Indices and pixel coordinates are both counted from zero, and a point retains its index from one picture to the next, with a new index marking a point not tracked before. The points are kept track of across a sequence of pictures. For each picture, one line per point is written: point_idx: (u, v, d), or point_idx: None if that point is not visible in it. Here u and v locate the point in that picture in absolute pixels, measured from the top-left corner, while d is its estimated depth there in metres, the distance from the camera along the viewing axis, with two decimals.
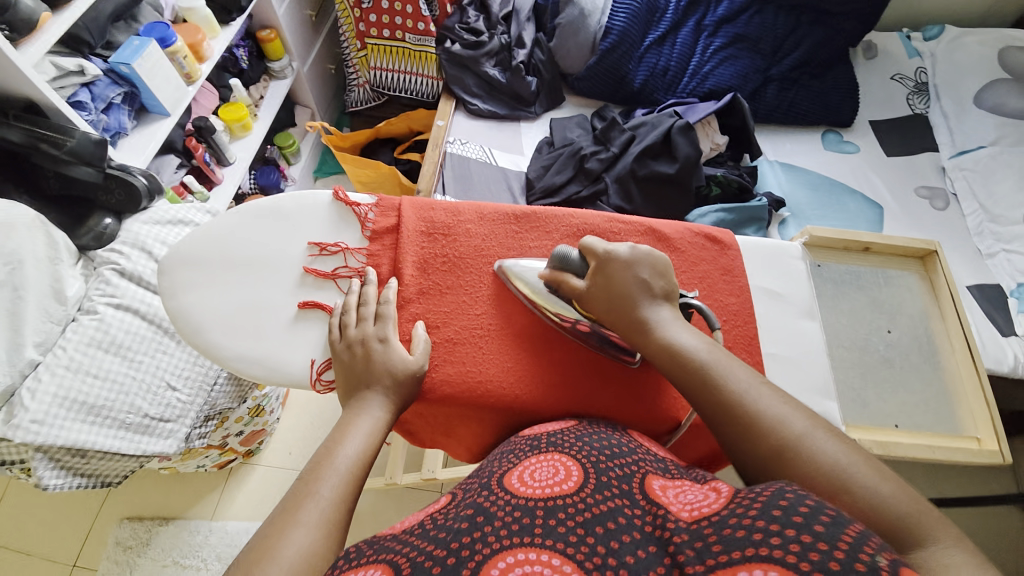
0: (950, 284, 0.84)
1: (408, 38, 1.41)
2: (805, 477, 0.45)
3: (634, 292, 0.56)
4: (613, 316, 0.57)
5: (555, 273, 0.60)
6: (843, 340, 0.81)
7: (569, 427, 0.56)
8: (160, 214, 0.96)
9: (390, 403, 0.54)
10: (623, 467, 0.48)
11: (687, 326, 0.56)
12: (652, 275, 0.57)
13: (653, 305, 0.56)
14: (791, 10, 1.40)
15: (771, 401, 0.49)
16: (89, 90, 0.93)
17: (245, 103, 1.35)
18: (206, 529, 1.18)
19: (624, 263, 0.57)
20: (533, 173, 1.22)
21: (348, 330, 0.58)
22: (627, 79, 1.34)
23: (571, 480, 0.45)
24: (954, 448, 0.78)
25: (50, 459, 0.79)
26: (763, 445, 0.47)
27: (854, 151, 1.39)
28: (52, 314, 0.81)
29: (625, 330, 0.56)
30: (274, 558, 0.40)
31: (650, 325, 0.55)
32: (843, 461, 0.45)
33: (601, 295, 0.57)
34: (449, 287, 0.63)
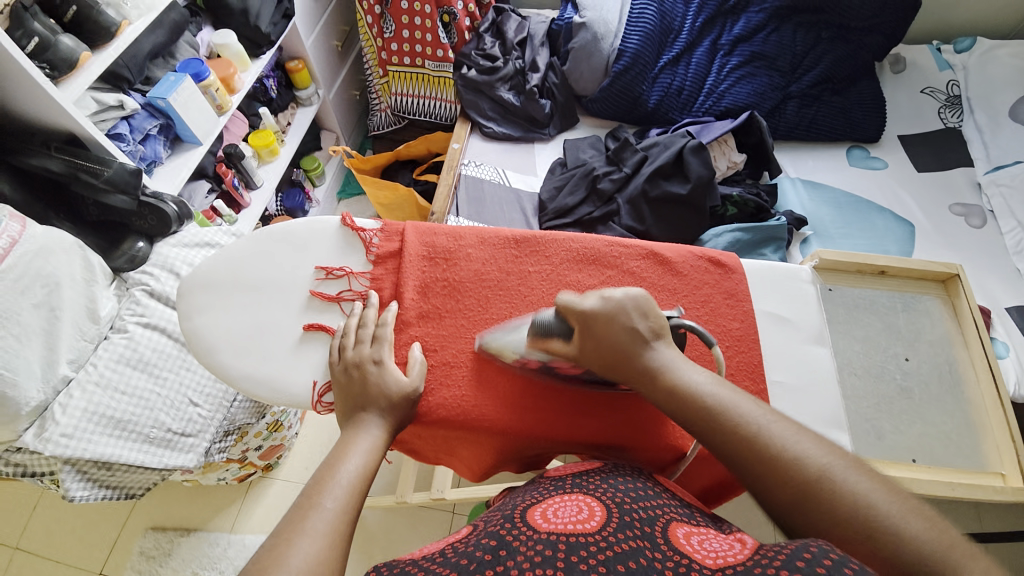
0: (974, 310, 0.80)
1: (427, 65, 1.46)
2: (836, 517, 0.43)
3: (624, 340, 0.54)
4: (607, 365, 0.55)
5: (539, 342, 0.58)
6: (856, 368, 0.78)
7: (593, 470, 0.55)
8: (188, 237, 1.02)
9: (387, 423, 0.55)
10: (647, 510, 0.46)
11: (687, 364, 0.55)
12: (637, 318, 0.55)
13: (648, 348, 0.55)
14: (811, 26, 1.38)
15: (791, 436, 0.48)
16: (127, 122, 1.00)
17: (273, 130, 1.43)
18: (224, 542, 1.21)
19: (608, 319, 0.55)
20: (545, 194, 1.22)
21: (346, 352, 0.59)
22: (641, 100, 1.34)
23: (594, 519, 0.43)
24: (989, 486, 0.73)
25: (78, 471, 0.83)
26: (787, 487, 0.46)
27: (881, 168, 1.34)
28: (85, 333, 0.87)
29: (621, 374, 0.55)
30: (282, 565, 0.41)
31: (647, 368, 0.54)
32: (876, 499, 0.43)
33: (590, 350, 0.55)
34: (447, 311, 0.64)
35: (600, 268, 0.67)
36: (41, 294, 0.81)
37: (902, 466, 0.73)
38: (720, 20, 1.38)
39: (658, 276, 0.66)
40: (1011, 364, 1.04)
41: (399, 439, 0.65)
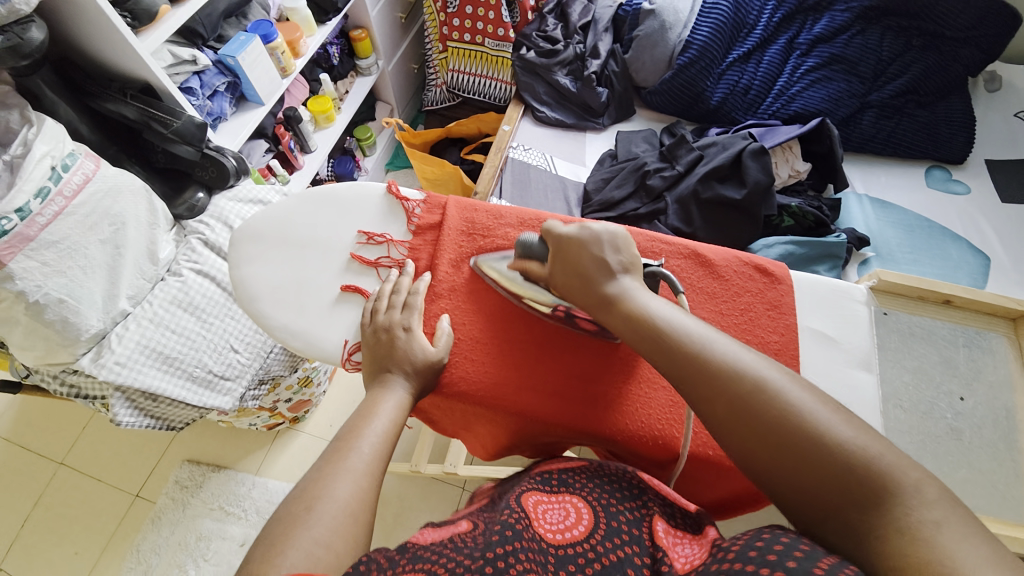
0: None
1: (487, 43, 1.45)
2: (769, 422, 0.43)
3: (590, 267, 0.56)
4: (572, 288, 0.57)
5: (519, 260, 0.62)
6: (903, 401, 0.72)
7: (579, 465, 0.55)
8: (243, 193, 1.07)
9: (411, 387, 0.56)
10: (632, 510, 0.47)
11: (651, 294, 0.54)
12: (607, 251, 0.56)
13: (612, 278, 0.55)
14: (901, 32, 1.27)
15: (736, 349, 0.48)
16: (198, 78, 1.05)
17: (331, 96, 1.47)
18: (250, 482, 1.29)
19: (579, 244, 0.57)
20: (591, 185, 1.20)
21: (377, 315, 0.61)
22: (703, 96, 1.28)
23: (581, 525, 0.44)
24: None
25: (126, 399, 0.90)
26: (720, 405, 0.46)
27: (962, 193, 1.23)
28: (144, 272, 0.94)
29: (582, 300, 0.56)
30: (325, 498, 0.43)
31: (607, 297, 0.54)
32: (814, 407, 0.43)
33: (558, 274, 0.58)
34: (479, 288, 0.65)
35: None
36: (108, 231, 0.87)
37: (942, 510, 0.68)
38: (800, 18, 1.29)
39: (699, 278, 0.64)
40: None
41: (419, 407, 0.67)
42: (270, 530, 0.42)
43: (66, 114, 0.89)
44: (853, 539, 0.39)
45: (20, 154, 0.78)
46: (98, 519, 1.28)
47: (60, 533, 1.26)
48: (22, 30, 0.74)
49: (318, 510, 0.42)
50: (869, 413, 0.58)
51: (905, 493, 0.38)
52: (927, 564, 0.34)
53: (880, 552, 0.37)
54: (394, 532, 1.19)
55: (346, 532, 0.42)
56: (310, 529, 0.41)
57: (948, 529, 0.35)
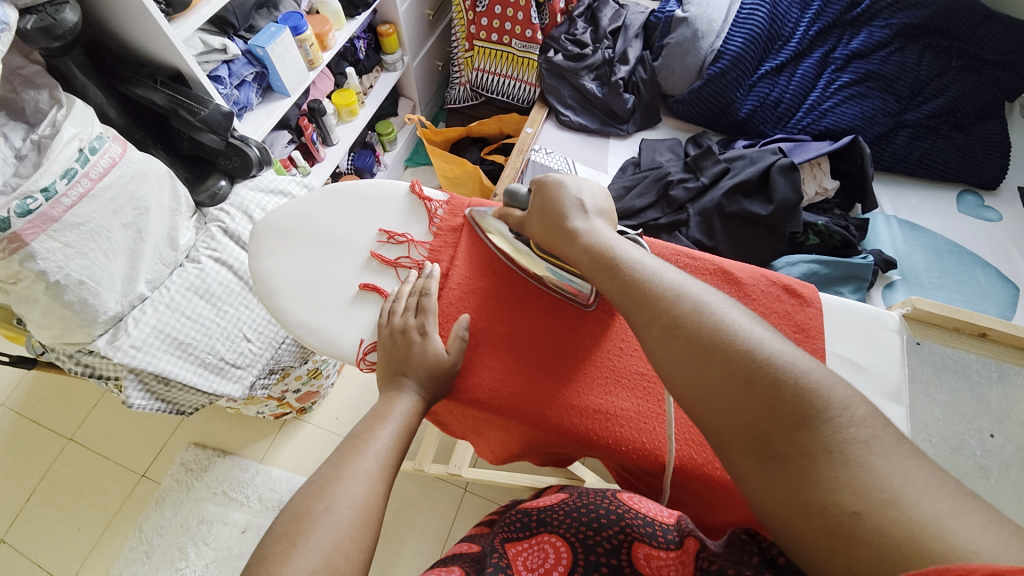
0: None
1: (514, 44, 1.44)
2: (708, 346, 0.43)
3: (559, 206, 0.59)
4: (545, 229, 0.59)
5: (504, 209, 0.64)
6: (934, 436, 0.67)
7: (561, 500, 0.56)
8: (265, 183, 1.07)
9: (422, 392, 0.55)
10: (610, 538, 0.49)
11: (617, 236, 0.56)
12: (575, 198, 0.59)
13: (578, 219, 0.58)
14: (940, 52, 1.23)
15: (676, 278, 0.49)
16: (227, 67, 1.05)
17: (356, 90, 1.47)
18: (254, 470, 1.29)
19: (558, 185, 0.60)
20: (613, 193, 1.18)
21: (394, 317, 0.60)
22: (732, 107, 1.26)
23: (562, 566, 0.47)
24: None
25: (139, 382, 0.91)
26: (657, 328, 0.47)
27: (995, 220, 1.19)
28: (164, 258, 0.94)
29: (551, 238, 0.58)
30: (335, 500, 0.43)
31: (575, 234, 0.56)
32: (746, 328, 0.44)
33: (535, 214, 0.61)
34: (494, 293, 0.63)
35: None
36: (131, 216, 0.88)
37: None
38: (837, 32, 1.26)
39: (725, 295, 0.62)
40: None
41: (431, 409, 0.66)
42: (277, 529, 0.41)
43: (95, 97, 0.90)
44: (782, 461, 0.38)
45: (49, 134, 0.80)
46: (103, 496, 1.29)
47: (65, 508, 1.28)
48: (56, 11, 0.75)
49: (326, 513, 0.42)
50: None
51: (831, 409, 0.38)
52: (859, 488, 0.34)
53: (812, 477, 0.36)
54: (394, 530, 1.18)
55: (356, 536, 0.42)
56: (319, 534, 0.40)
57: (878, 448, 0.36)
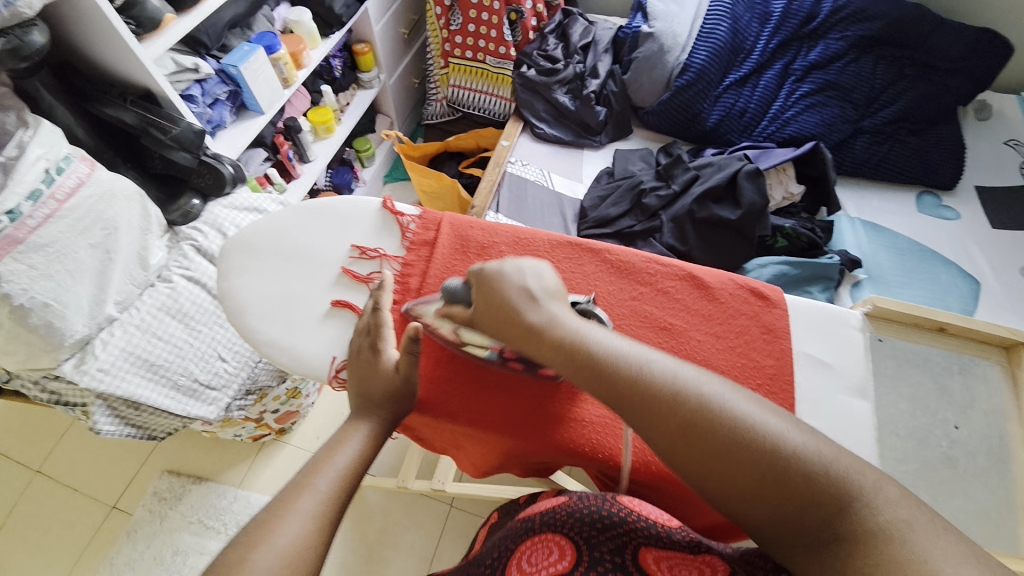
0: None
1: (489, 61, 1.48)
2: (725, 444, 0.43)
3: (513, 298, 0.53)
4: (500, 325, 0.53)
5: (444, 307, 0.58)
6: None
7: (562, 502, 0.54)
8: (239, 201, 1.06)
9: (374, 414, 0.54)
10: (613, 538, 0.48)
11: (582, 320, 0.53)
12: (527, 280, 0.55)
13: (536, 308, 0.53)
14: (893, 61, 1.30)
15: (673, 365, 0.48)
16: (200, 86, 1.05)
17: (332, 108, 1.48)
18: (231, 496, 1.26)
19: (500, 275, 0.55)
20: (588, 203, 1.21)
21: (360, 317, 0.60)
22: (699, 117, 1.30)
23: (564, 561, 0.46)
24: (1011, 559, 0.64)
25: (107, 407, 0.88)
26: (672, 428, 0.44)
27: (953, 219, 1.25)
28: (134, 278, 0.93)
29: (509, 333, 0.53)
30: (268, 544, 0.41)
31: (537, 328, 0.51)
32: (757, 418, 0.44)
33: (482, 308, 0.55)
34: None
35: (633, 284, 0.63)
36: (99, 235, 0.87)
37: None
38: (796, 45, 1.33)
39: (693, 300, 0.62)
40: None
41: (407, 425, 0.66)
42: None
43: (63, 117, 0.89)
44: (829, 547, 0.38)
45: (15, 156, 0.78)
46: (71, 531, 1.23)
47: (30, 545, 1.22)
48: (24, 33, 0.75)
49: (258, 558, 0.40)
50: (864, 443, 0.56)
51: (864, 493, 0.39)
52: (903, 563, 0.34)
53: (852, 556, 0.37)
54: (379, 550, 1.16)
55: None
56: None
57: (918, 525, 0.37)
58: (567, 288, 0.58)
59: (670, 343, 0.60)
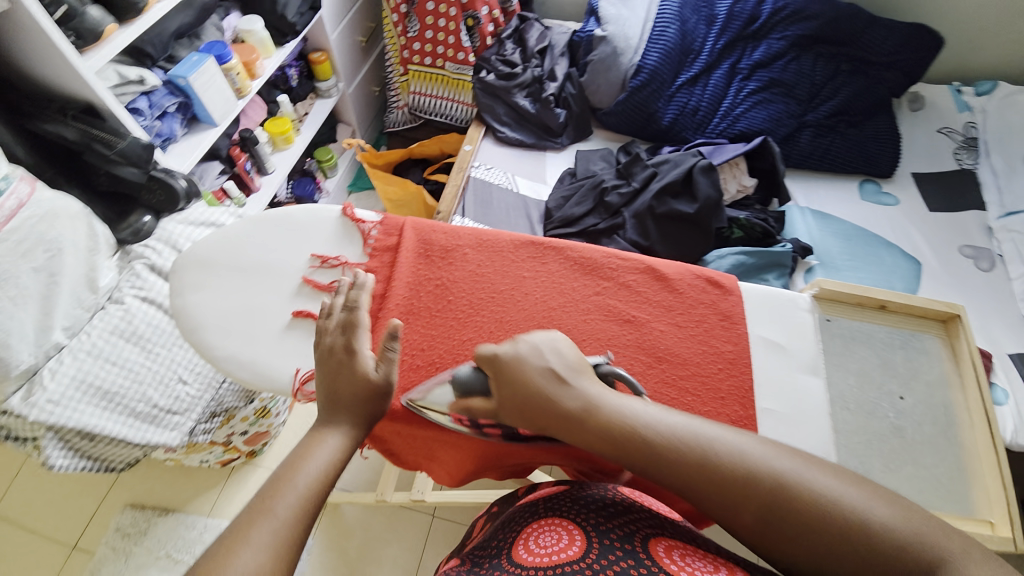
0: (977, 359, 0.67)
1: (448, 67, 1.49)
2: (804, 523, 0.42)
3: (540, 384, 0.50)
4: (531, 412, 0.51)
5: (460, 401, 0.54)
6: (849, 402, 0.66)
7: (567, 489, 0.55)
8: (195, 216, 1.02)
9: (347, 422, 0.51)
10: (621, 527, 0.47)
11: (618, 394, 0.51)
12: (552, 360, 0.52)
13: (568, 390, 0.50)
14: (831, 58, 1.38)
15: (735, 441, 0.47)
16: (147, 98, 1.01)
17: (290, 118, 1.45)
18: (201, 526, 1.21)
19: (518, 361, 0.52)
20: (553, 203, 1.23)
21: (325, 335, 0.56)
22: (655, 117, 1.35)
23: (574, 547, 0.45)
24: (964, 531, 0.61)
25: (60, 440, 0.83)
26: (749, 512, 0.44)
27: (893, 204, 1.33)
28: (83, 302, 0.88)
29: (542, 423, 0.50)
30: None
31: (574, 415, 0.49)
32: (833, 491, 0.43)
33: (506, 399, 0.51)
34: (437, 310, 0.61)
35: (596, 279, 0.64)
36: (42, 258, 0.82)
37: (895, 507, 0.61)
38: (741, 45, 1.39)
39: (655, 292, 0.64)
40: (1009, 414, 1.02)
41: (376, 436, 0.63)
42: None
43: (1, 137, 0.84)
44: None
45: None
46: None
47: None
48: None
49: None
50: (819, 419, 0.59)
51: (956, 558, 0.38)
52: None
53: None
54: (361, 566, 1.13)
55: None
56: None
57: None
58: (588, 356, 0.55)
59: (635, 335, 0.61)
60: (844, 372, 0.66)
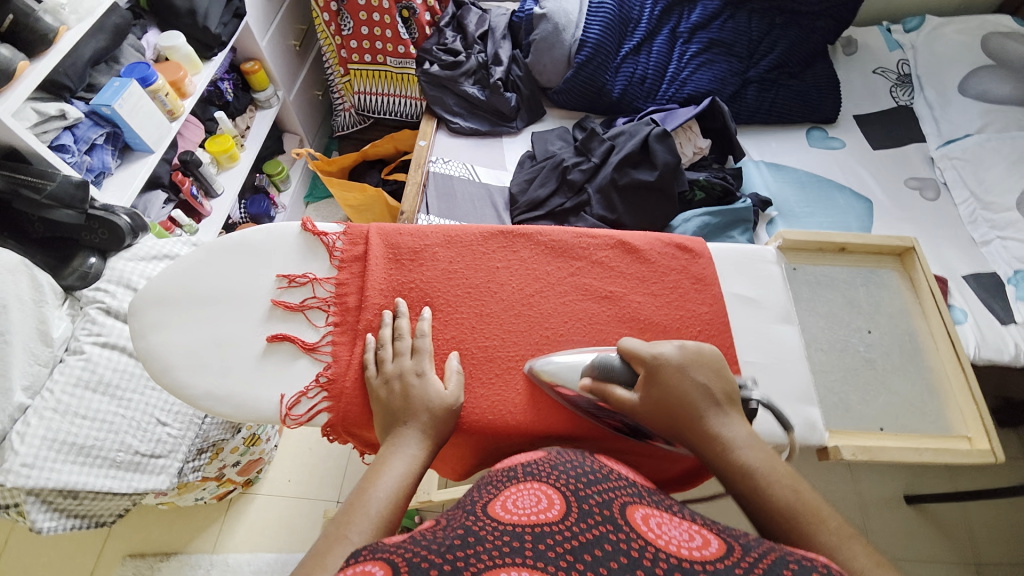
0: (933, 283, 0.70)
1: (390, 62, 1.44)
2: None
3: (693, 394, 0.52)
4: (669, 423, 0.52)
5: (599, 384, 0.54)
6: (821, 343, 0.68)
7: (541, 457, 0.53)
8: (143, 250, 0.97)
9: (426, 441, 0.50)
10: (602, 493, 0.45)
11: (760, 447, 0.51)
12: (710, 379, 0.53)
13: (714, 413, 0.52)
14: (765, 13, 1.41)
15: (862, 559, 0.43)
16: (71, 132, 0.94)
17: (231, 134, 1.38)
18: (207, 563, 1.18)
19: (677, 368, 0.53)
20: (516, 187, 1.22)
21: (384, 364, 0.55)
22: (604, 90, 1.35)
23: (554, 509, 0.42)
24: (939, 448, 0.63)
25: (43, 502, 0.80)
26: None
27: (839, 147, 1.38)
28: (38, 357, 0.83)
29: (673, 427, 0.52)
30: None
31: (715, 438, 0.51)
32: None
33: (652, 402, 0.52)
34: (440, 313, 0.60)
35: (568, 261, 0.64)
36: None
37: (869, 435, 0.63)
38: (678, 9, 1.39)
39: (627, 265, 0.64)
40: (969, 331, 1.09)
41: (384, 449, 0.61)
42: None
43: None
44: None
45: None
46: None
47: None
48: None
49: None
50: (798, 363, 0.61)
51: None
52: None
53: None
54: None
55: None
56: None
57: None
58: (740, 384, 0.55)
59: (614, 311, 0.61)
60: (813, 316, 0.69)
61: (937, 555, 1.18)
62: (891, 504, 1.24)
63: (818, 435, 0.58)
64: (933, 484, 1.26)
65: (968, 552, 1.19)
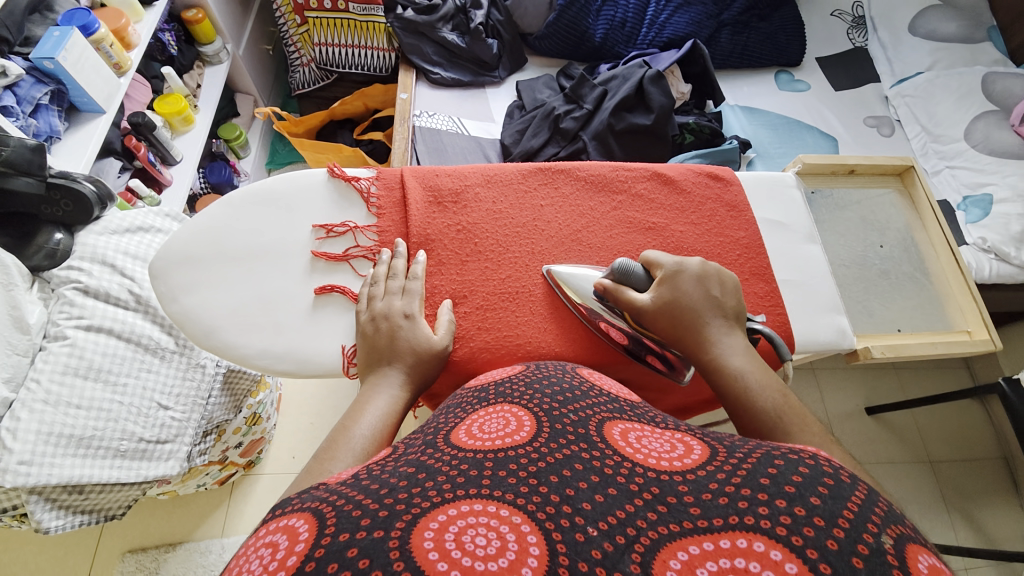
0: (930, 197, 0.80)
1: (352, 8, 1.32)
2: None
3: (699, 301, 0.53)
4: (676, 327, 0.53)
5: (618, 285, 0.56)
6: (843, 259, 0.77)
7: (518, 373, 0.53)
8: (117, 223, 0.88)
9: (407, 383, 0.52)
10: (576, 412, 0.43)
11: (751, 357, 0.52)
12: (722, 292, 0.54)
13: (711, 321, 0.53)
14: None
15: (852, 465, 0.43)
16: (11, 93, 0.82)
17: (183, 93, 1.24)
18: (218, 547, 1.13)
19: (693, 277, 0.55)
20: (508, 139, 1.19)
21: (375, 302, 0.57)
22: (587, 35, 1.33)
23: (523, 429, 0.40)
24: (951, 342, 0.73)
25: (47, 500, 0.74)
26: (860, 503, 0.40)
27: (805, 89, 1.45)
28: (15, 346, 0.75)
29: (675, 329, 0.53)
30: None
31: (712, 342, 0.52)
32: None
33: (665, 304, 0.54)
34: (469, 255, 0.62)
35: (610, 196, 0.67)
36: None
37: (892, 336, 0.72)
38: None
39: (666, 197, 0.68)
40: None
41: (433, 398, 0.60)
42: None
43: None
44: None
45: None
46: None
47: None
48: None
49: None
50: (823, 277, 0.66)
51: None
52: None
53: None
54: None
55: None
56: None
57: None
58: (746, 306, 0.58)
59: (658, 240, 0.65)
60: None
61: (894, 457, 1.35)
62: (855, 416, 1.39)
63: (847, 340, 0.64)
64: (891, 395, 1.42)
65: (921, 451, 1.36)
